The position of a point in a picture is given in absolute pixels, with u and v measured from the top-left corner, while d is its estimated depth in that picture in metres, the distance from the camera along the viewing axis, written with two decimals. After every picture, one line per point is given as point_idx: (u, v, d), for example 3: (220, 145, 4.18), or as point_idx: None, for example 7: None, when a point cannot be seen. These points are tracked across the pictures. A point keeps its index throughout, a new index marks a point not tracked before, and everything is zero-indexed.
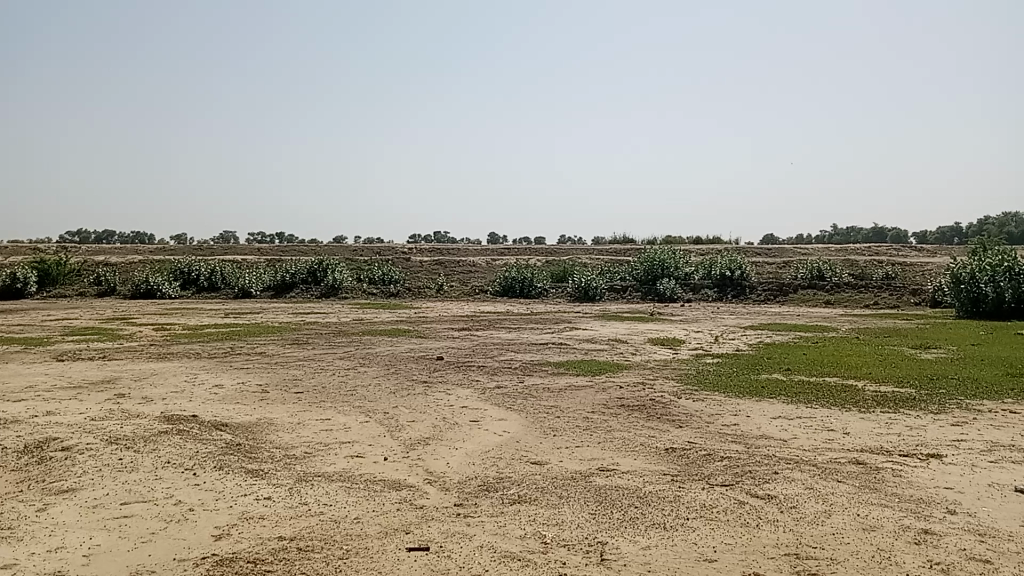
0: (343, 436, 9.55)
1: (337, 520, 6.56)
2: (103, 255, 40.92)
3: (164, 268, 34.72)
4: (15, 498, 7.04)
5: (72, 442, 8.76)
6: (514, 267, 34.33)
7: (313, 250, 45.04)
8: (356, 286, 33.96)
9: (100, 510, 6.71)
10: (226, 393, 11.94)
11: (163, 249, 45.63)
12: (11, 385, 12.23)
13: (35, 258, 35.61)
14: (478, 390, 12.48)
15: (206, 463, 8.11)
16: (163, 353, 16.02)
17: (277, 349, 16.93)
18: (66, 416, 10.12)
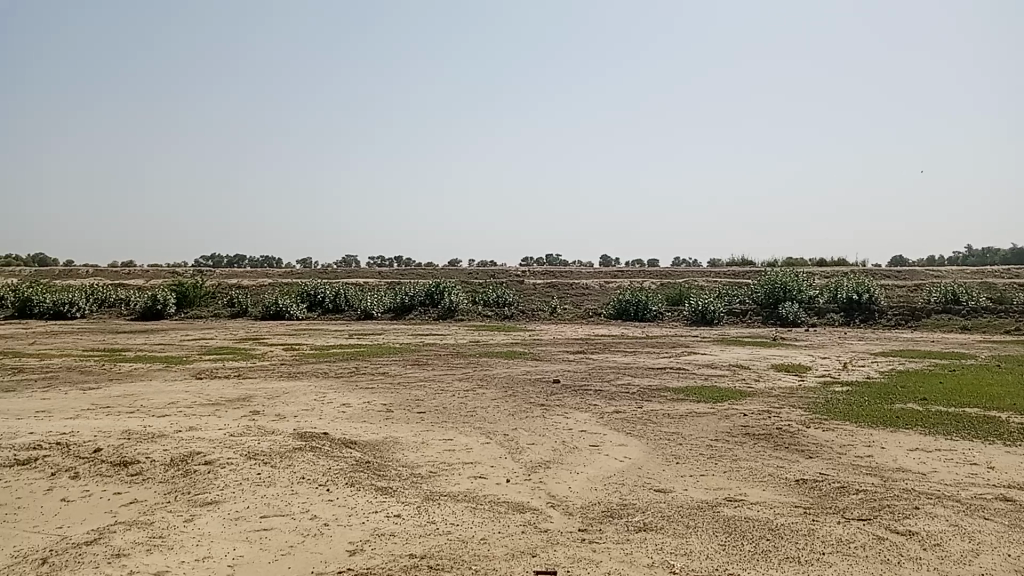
0: (466, 456, 9.71)
1: (464, 541, 6.66)
2: (235, 278, 43.15)
3: (291, 291, 36.25)
4: (164, 509, 7.49)
5: (215, 457, 9.26)
6: (630, 290, 34.09)
7: (431, 273, 46.08)
8: (472, 308, 34.49)
9: (242, 523, 7.06)
10: (353, 412, 12.34)
11: (291, 272, 47.70)
12: (155, 401, 13.03)
13: (175, 280, 37.96)
14: (597, 415, 12.43)
15: (338, 480, 8.40)
16: (293, 372, 16.73)
17: (398, 369, 17.39)
18: (208, 432, 10.71)
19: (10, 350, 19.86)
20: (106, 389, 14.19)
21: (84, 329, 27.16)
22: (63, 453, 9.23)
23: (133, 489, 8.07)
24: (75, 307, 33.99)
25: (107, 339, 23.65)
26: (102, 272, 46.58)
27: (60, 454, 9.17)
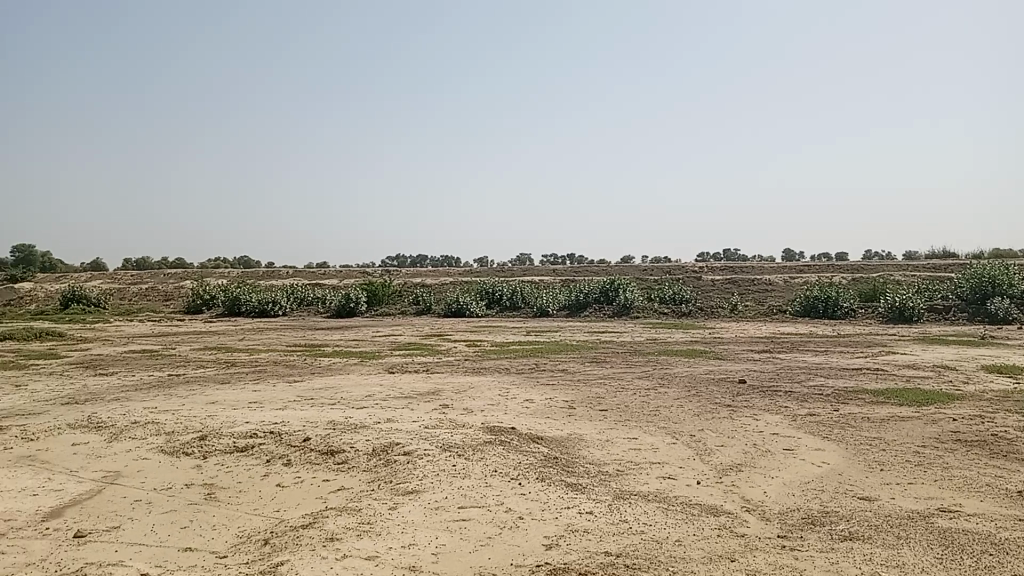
0: (654, 456, 9.62)
1: (659, 541, 6.61)
2: (420, 277, 45.12)
3: (472, 289, 37.43)
4: (370, 496, 7.93)
5: (412, 448, 9.69)
6: (816, 286, 32.52)
7: (607, 270, 46.05)
8: (649, 305, 34.13)
9: (442, 512, 7.36)
10: (537, 408, 12.55)
11: (470, 270, 49.19)
12: (353, 394, 13.84)
13: (365, 280, 40.22)
14: (789, 417, 11.94)
15: (530, 474, 8.58)
16: (477, 368, 17.25)
17: (578, 366, 17.51)
18: (403, 423, 11.24)
19: (225, 346, 21.78)
20: (309, 382, 15.23)
21: (286, 327, 29.34)
22: (277, 441, 9.98)
23: (340, 477, 8.60)
24: (278, 305, 36.78)
25: (306, 336, 25.40)
26: (299, 272, 50.07)
27: (274, 442, 9.92)
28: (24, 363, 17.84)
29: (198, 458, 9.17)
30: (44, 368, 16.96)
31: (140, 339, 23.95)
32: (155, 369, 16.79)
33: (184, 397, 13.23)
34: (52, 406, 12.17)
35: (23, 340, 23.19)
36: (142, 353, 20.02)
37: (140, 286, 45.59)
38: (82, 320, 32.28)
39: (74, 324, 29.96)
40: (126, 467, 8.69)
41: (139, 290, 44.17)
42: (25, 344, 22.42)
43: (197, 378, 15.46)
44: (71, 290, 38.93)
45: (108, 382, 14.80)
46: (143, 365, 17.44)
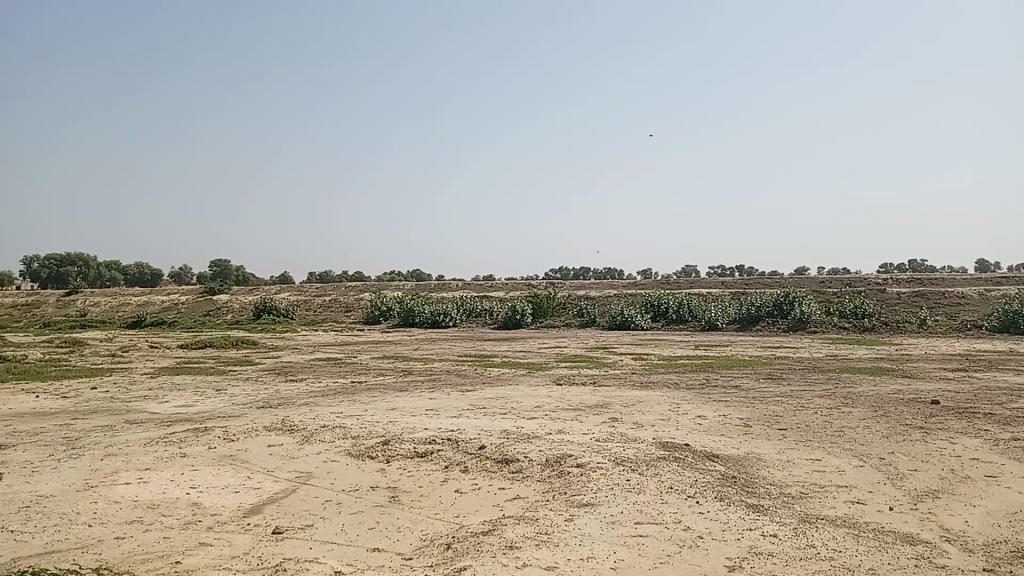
0: (839, 479, 9.12)
1: (850, 569, 6.25)
2: (585, 290, 45.32)
3: (638, 302, 37.15)
4: (546, 506, 8.00)
5: (585, 460, 9.69)
6: (1018, 300, 29.81)
7: (779, 282, 44.36)
8: (826, 319, 32.52)
9: (618, 527, 7.31)
10: (710, 425, 12.22)
11: (636, 282, 48.85)
12: (523, 404, 14.02)
13: (531, 292, 40.84)
14: (991, 442, 10.97)
15: (707, 493, 8.36)
16: (646, 381, 17.03)
17: (752, 383, 16.91)
18: (575, 435, 11.27)
19: (400, 355, 22.72)
20: (480, 391, 15.58)
21: (457, 337, 30.26)
22: (454, 448, 10.26)
23: (515, 486, 8.73)
24: (448, 317, 38.02)
25: (477, 346, 26.07)
26: (468, 285, 51.54)
27: (451, 449, 10.21)
28: (224, 369, 19.39)
29: (381, 463, 9.56)
30: (242, 373, 18.34)
31: (324, 348, 25.45)
32: (339, 375, 17.77)
33: (365, 403, 13.87)
34: (250, 409, 13.10)
35: (222, 347, 25.21)
36: (326, 360, 21.26)
37: (323, 297, 48.47)
38: (272, 328, 34.71)
39: (265, 333, 32.27)
40: (316, 469, 9.18)
41: (322, 301, 47.01)
42: (224, 351, 24.38)
43: (376, 385, 16.19)
44: (263, 301, 42.03)
45: (297, 387, 15.79)
46: (328, 372, 18.49)
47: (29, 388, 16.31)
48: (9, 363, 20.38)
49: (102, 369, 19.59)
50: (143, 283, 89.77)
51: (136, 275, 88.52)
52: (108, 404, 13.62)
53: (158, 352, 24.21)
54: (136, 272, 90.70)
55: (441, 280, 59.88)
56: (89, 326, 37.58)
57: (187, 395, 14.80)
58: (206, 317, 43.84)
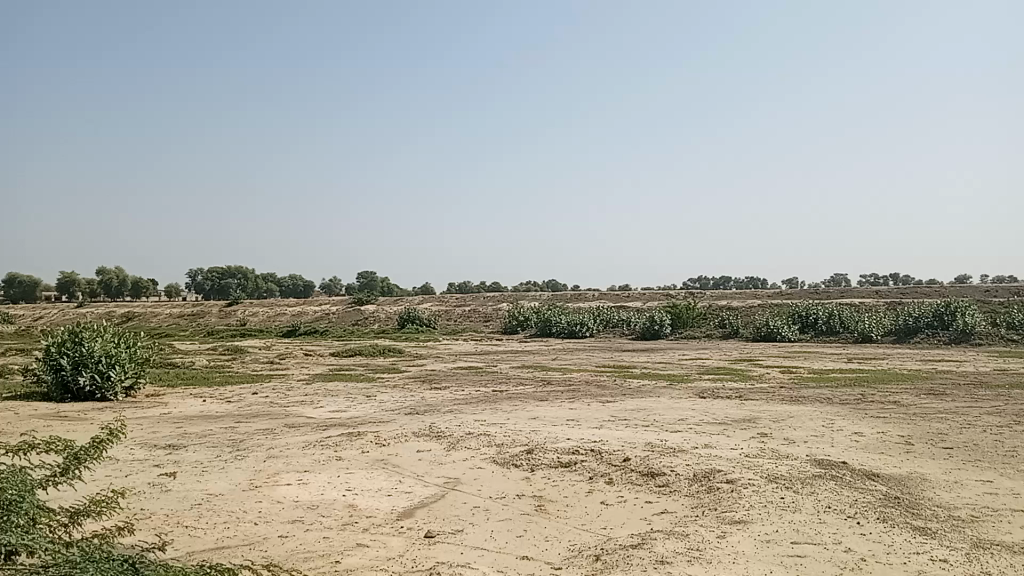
0: (1017, 503, 8.41)
1: None
2: (728, 300, 44.19)
3: (783, 313, 35.89)
4: (696, 522, 7.79)
5: (735, 476, 9.38)
6: None
7: (939, 292, 41.71)
8: (993, 330, 30.29)
9: (773, 546, 7.03)
10: (867, 442, 11.58)
11: (781, 293, 47.18)
12: (667, 417, 13.76)
13: (671, 303, 40.25)
14: None
15: (868, 514, 7.91)
16: (795, 395, 16.36)
17: (912, 398, 15.93)
18: (722, 450, 10.94)
19: (540, 365, 22.85)
20: (622, 403, 15.42)
21: (597, 348, 30.18)
22: (598, 459, 10.18)
23: (662, 499, 8.54)
24: (586, 327, 38.00)
25: (616, 357, 25.89)
26: (605, 295, 51.36)
27: (595, 460, 10.13)
28: (372, 376, 20.11)
29: (526, 471, 9.59)
30: (389, 381, 18.97)
31: (466, 357, 25.96)
32: (481, 384, 18.05)
33: (508, 412, 14.01)
34: (397, 415, 13.51)
35: (370, 356, 26.19)
36: (468, 369, 21.67)
37: (463, 308, 49.56)
38: (415, 338, 35.80)
39: (409, 342, 33.30)
40: (464, 475, 9.30)
41: (462, 311, 48.11)
42: (371, 359, 25.33)
43: (518, 395, 16.33)
44: (406, 312, 43.47)
45: (441, 396, 16.16)
46: (470, 381, 18.84)
47: (198, 392, 17.50)
48: (180, 369, 21.95)
49: (262, 376, 20.77)
50: (297, 295, 94.81)
51: (292, 288, 93.80)
52: (268, 409, 14.39)
53: (312, 359, 25.43)
54: (291, 285, 96.11)
55: (578, 290, 59.97)
56: (249, 335, 40.03)
57: (339, 401, 15.43)
58: (354, 327, 45.77)
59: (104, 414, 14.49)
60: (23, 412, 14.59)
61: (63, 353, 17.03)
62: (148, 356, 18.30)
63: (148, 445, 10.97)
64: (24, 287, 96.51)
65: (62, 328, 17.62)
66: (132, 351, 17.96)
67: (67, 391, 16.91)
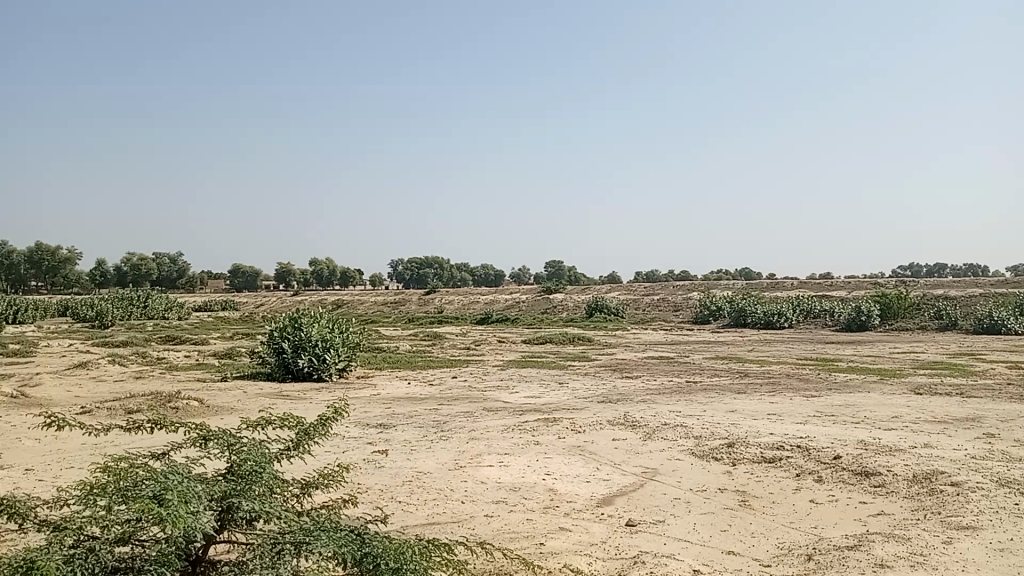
0: None
1: None
2: (943, 289, 40.88)
3: (1010, 304, 32.70)
4: (917, 526, 7.23)
5: (961, 479, 8.62)
6: None
7: None
8: None
9: (1009, 556, 6.39)
10: None
11: (1007, 281, 43.00)
12: (878, 414, 12.89)
13: (878, 292, 37.79)
14: None
15: None
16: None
17: None
18: (944, 451, 10.10)
19: (736, 356, 22.17)
20: (826, 397, 14.63)
21: (797, 339, 28.88)
22: (805, 456, 9.69)
23: (878, 501, 7.99)
24: (784, 318, 36.47)
25: (818, 349, 24.62)
26: (803, 284, 49.05)
27: (802, 457, 9.64)
28: (565, 364, 20.32)
29: (728, 464, 9.28)
30: (581, 369, 19.08)
31: (657, 346, 25.66)
32: (674, 374, 17.74)
33: (704, 404, 13.66)
34: (592, 403, 13.54)
35: (561, 344, 26.50)
36: (661, 359, 21.40)
37: (652, 297, 49.11)
38: (605, 327, 35.87)
39: (599, 331, 33.42)
40: (662, 466, 9.14)
41: (652, 301, 47.66)
42: (563, 347, 25.63)
43: (714, 386, 15.91)
44: (595, 300, 43.76)
45: (635, 385, 16.05)
46: (663, 371, 18.58)
47: (403, 376, 18.43)
48: (385, 353, 23.22)
49: (460, 361, 21.57)
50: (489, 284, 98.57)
51: (483, 277, 97.12)
52: (467, 392, 14.89)
53: (505, 346, 26.10)
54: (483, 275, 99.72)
55: (774, 279, 57.74)
56: (445, 322, 41.71)
57: (533, 387, 15.71)
58: (544, 315, 46.63)
59: (321, 393, 15.57)
60: (252, 390, 15.98)
61: (285, 337, 18.49)
62: (358, 341, 19.50)
63: (362, 424, 11.67)
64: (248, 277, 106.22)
65: (283, 314, 19.17)
66: (344, 336, 19.18)
67: (289, 371, 18.33)
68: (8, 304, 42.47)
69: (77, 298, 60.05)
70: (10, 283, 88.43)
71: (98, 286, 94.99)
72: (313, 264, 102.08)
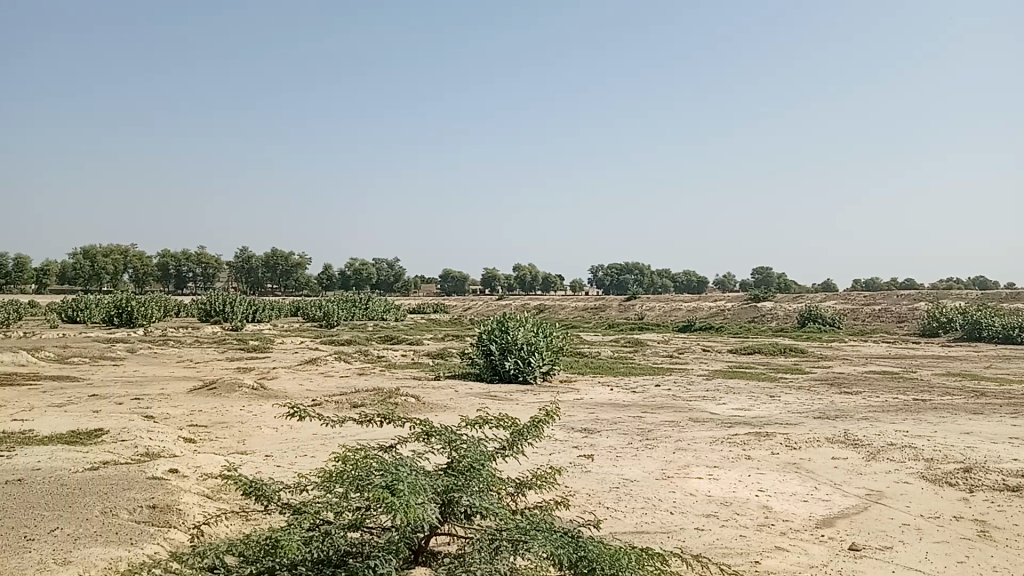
0: None
1: None
2: None
3: None
4: None
5: None
6: None
7: None
8: None
9: None
10: None
11: None
12: None
13: None
14: None
15: None
16: None
17: None
18: None
19: (972, 373, 20.28)
20: None
21: None
22: None
23: None
24: None
25: None
26: None
27: None
28: (777, 376, 19.53)
29: (964, 492, 8.51)
30: (793, 382, 18.24)
31: (879, 360, 24.03)
32: (898, 391, 16.53)
33: (935, 424, 12.61)
34: (808, 418, 12.91)
35: (770, 354, 25.52)
36: (884, 374, 20.00)
37: (872, 307, 46.16)
38: (819, 338, 34.14)
39: (812, 341, 31.87)
40: (888, 489, 8.54)
41: (871, 311, 44.80)
42: (773, 358, 24.66)
43: (945, 406, 14.65)
44: (808, 310, 41.91)
45: (854, 401, 15.12)
46: (885, 387, 17.36)
47: (606, 381, 18.47)
48: (588, 358, 23.42)
49: (665, 368, 21.34)
50: (693, 291, 97.17)
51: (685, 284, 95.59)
52: (673, 401, 14.69)
53: (712, 355, 25.52)
54: (687, 282, 98.46)
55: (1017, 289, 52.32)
56: (648, 329, 41.50)
57: (741, 399, 15.22)
58: (752, 324, 45.21)
59: (527, 396, 15.94)
60: (462, 390, 16.65)
61: (492, 340, 19.19)
62: (562, 345, 19.82)
63: (569, 427, 11.83)
64: (455, 282, 111.13)
65: (491, 318, 19.89)
66: (549, 341, 19.57)
67: (495, 373, 18.98)
68: (253, 304, 47.13)
69: (308, 299, 65.59)
70: (252, 284, 98.04)
71: (324, 289, 103.07)
72: (518, 269, 104.99)
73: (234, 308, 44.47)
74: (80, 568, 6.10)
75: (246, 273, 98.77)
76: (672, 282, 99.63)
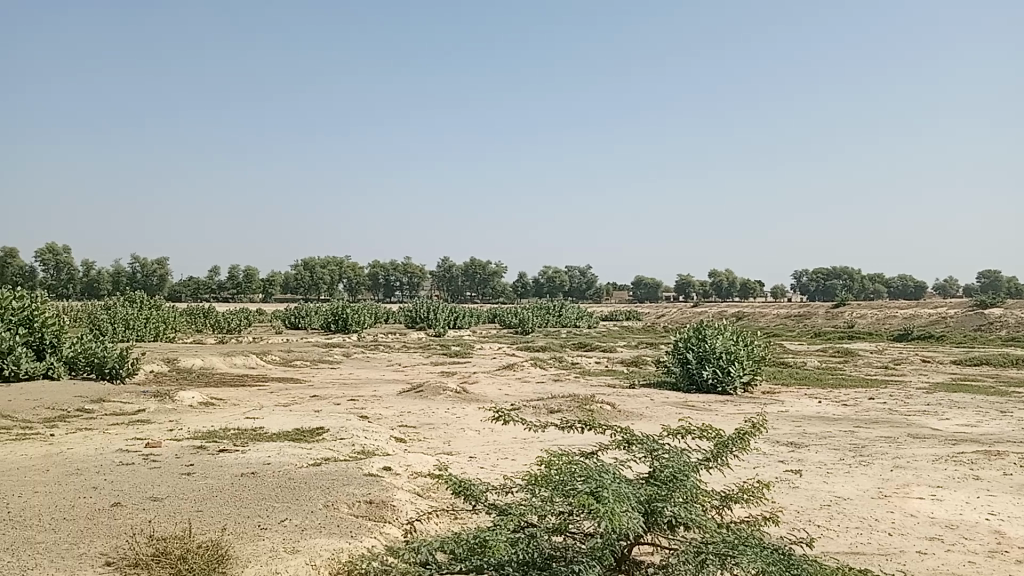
0: None
1: None
2: None
3: None
4: None
5: None
6: None
7: None
8: None
9: None
10: None
11: None
12: None
13: None
14: None
15: None
16: None
17: None
18: None
19: None
20: None
21: None
22: None
23: None
24: None
25: None
26: None
27: None
28: (1010, 390, 17.81)
29: None
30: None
31: None
32: None
33: None
34: None
35: (1001, 366, 23.30)
36: None
37: None
38: None
39: None
40: None
41: None
42: (1005, 370, 22.50)
43: None
44: None
45: None
46: None
47: (813, 393, 17.67)
48: (793, 368, 22.50)
49: (878, 380, 20.08)
50: (908, 297, 90.68)
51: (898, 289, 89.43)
52: (887, 415, 13.81)
53: (932, 366, 23.70)
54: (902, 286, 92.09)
55: None
56: (857, 337, 39.22)
57: (967, 414, 14.04)
58: (979, 332, 41.59)
59: (727, 406, 15.57)
60: (659, 398, 16.54)
61: (689, 348, 18.98)
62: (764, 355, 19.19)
63: (774, 440, 11.45)
64: (650, 288, 110.35)
65: (688, 326, 19.66)
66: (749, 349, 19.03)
67: (693, 381, 18.70)
68: (455, 312, 49.11)
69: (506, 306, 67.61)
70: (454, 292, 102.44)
71: (520, 296, 105.76)
72: (715, 276, 102.66)
73: (438, 315, 46.66)
74: (307, 556, 6.65)
75: (447, 282, 103.34)
76: (885, 287, 93.50)
